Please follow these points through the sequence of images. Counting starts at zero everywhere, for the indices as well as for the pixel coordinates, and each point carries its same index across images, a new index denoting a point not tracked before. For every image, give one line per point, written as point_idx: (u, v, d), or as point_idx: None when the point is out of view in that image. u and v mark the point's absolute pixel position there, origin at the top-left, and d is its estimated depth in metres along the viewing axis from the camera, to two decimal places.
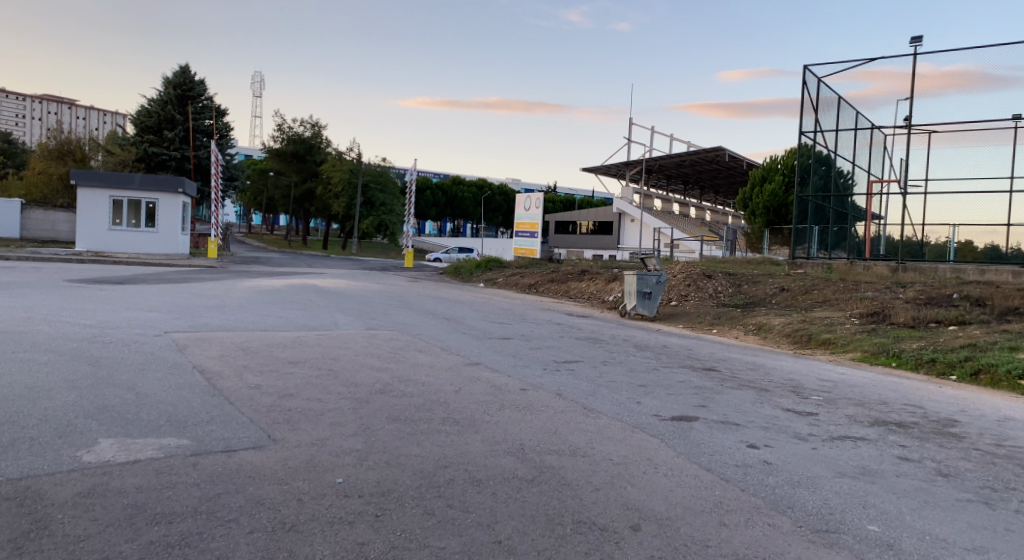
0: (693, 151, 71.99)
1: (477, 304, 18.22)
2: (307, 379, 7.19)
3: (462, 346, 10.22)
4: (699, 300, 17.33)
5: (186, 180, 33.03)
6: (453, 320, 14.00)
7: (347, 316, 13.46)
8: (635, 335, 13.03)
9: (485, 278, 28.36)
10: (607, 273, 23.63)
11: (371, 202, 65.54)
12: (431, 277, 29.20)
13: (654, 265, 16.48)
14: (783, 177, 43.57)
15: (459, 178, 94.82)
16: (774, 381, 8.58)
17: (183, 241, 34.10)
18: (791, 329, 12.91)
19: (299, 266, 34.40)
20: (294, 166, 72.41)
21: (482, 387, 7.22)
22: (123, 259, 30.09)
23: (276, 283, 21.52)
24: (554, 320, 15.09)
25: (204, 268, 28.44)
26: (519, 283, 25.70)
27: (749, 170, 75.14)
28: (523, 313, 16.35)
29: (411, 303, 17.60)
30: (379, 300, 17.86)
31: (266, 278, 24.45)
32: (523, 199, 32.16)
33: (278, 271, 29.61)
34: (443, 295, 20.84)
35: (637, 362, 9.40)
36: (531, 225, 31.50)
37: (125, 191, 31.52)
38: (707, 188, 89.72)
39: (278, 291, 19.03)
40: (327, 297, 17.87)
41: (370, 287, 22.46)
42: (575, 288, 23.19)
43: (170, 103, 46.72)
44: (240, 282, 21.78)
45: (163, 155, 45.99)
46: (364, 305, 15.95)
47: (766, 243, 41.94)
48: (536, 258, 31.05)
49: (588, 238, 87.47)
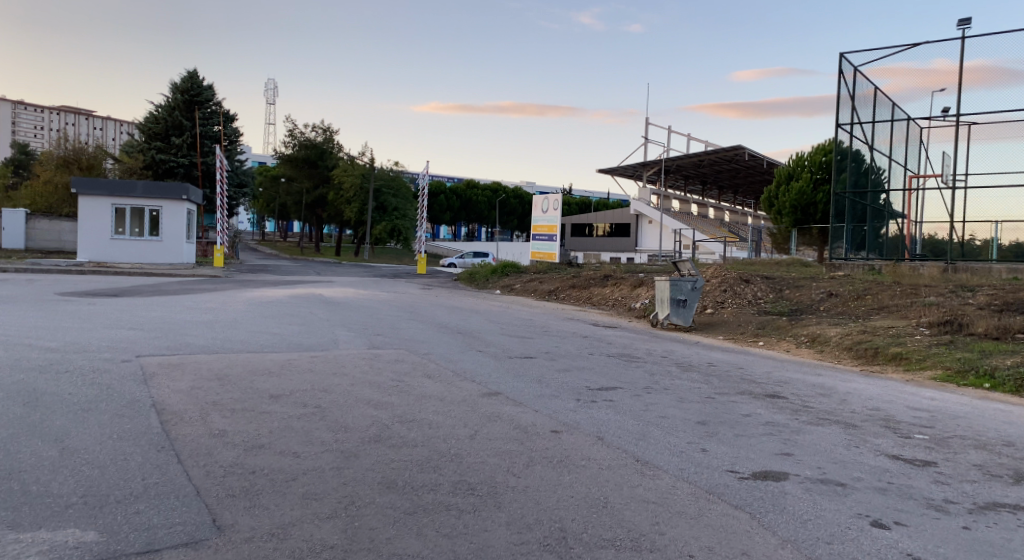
0: (712, 150, 70.27)
1: (494, 315, 16.78)
2: (286, 422, 5.81)
3: (478, 369, 8.81)
4: (738, 308, 15.82)
5: (191, 186, 32.01)
6: (468, 334, 12.59)
7: (350, 332, 12.10)
8: (674, 350, 11.53)
9: (501, 284, 26.96)
10: (631, 279, 22.15)
11: (384, 207, 64.44)
12: (444, 285, 27.86)
13: (688, 270, 15.00)
14: (811, 174, 41.84)
15: (472, 182, 93.60)
16: (857, 412, 7.07)
17: (190, 250, 33.06)
18: (851, 342, 11.39)
19: (309, 274, 33.18)
20: (306, 171, 71.57)
21: (503, 430, 5.79)
22: (126, 270, 29.04)
23: (280, 294, 20.28)
24: (580, 333, 13.62)
25: (208, 278, 27.27)
26: (538, 290, 24.27)
27: (770, 168, 73.19)
28: (544, 324, 14.90)
29: (423, 314, 16.22)
30: (389, 311, 16.50)
31: (270, 287, 23.22)
32: (539, 201, 30.73)
33: (286, 279, 28.37)
34: (457, 304, 19.45)
35: (686, 388, 7.92)
36: (549, 228, 30.09)
37: (128, 199, 30.51)
38: (726, 188, 87.85)
39: (280, 303, 17.74)
40: (332, 309, 16.56)
41: (380, 296, 21.10)
42: (598, 295, 21.74)
43: (178, 108, 46.05)
44: (243, 293, 20.51)
45: (170, 162, 45.20)
46: (370, 318, 14.62)
47: (794, 243, 40.16)
48: (554, 262, 29.61)
49: (605, 241, 85.82)
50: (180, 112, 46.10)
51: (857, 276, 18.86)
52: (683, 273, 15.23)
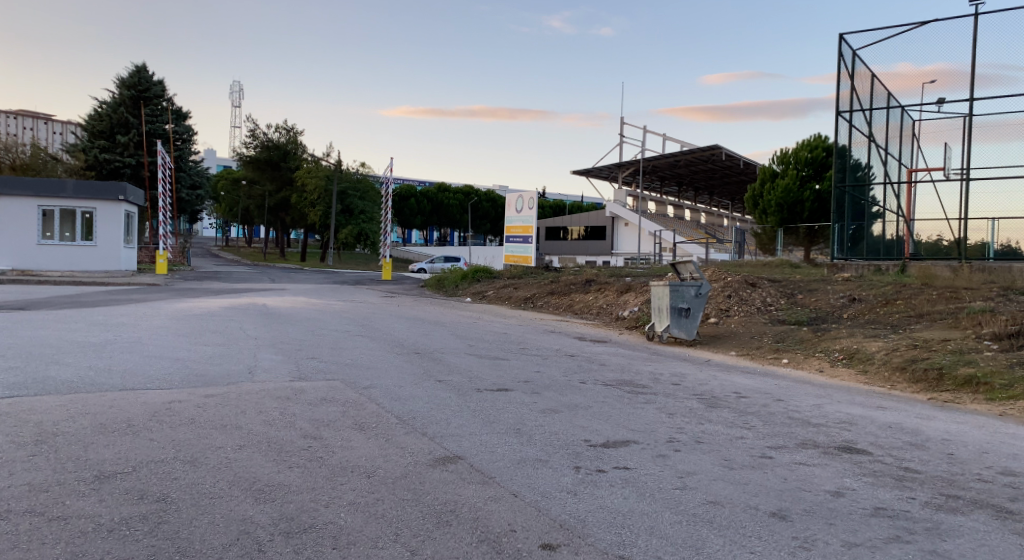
0: (688, 151, 68.97)
1: (462, 327, 14.36)
2: (79, 546, 3.32)
3: (433, 412, 6.39)
4: (747, 318, 13.62)
5: (130, 186, 29.04)
6: (429, 355, 10.15)
7: (278, 355, 9.57)
8: (686, 374, 9.24)
9: (474, 290, 24.61)
10: (618, 283, 19.99)
11: (351, 209, 61.73)
12: (411, 292, 25.42)
13: (691, 274, 12.75)
14: (796, 172, 40.29)
15: (444, 185, 91.01)
16: (987, 478, 4.82)
17: (130, 255, 30.06)
18: (903, 360, 9.20)
19: (262, 282, 30.29)
20: (270, 174, 68.41)
21: (458, 553, 3.37)
22: (53, 279, 26.00)
23: (217, 304, 17.64)
24: (565, 351, 11.26)
25: (145, 288, 24.38)
26: (513, 296, 21.94)
27: (746, 169, 72.04)
28: (523, 340, 12.51)
29: (376, 327, 13.76)
30: (338, 324, 14.00)
31: (210, 297, 20.48)
32: (514, 200, 28.42)
33: (234, 287, 25.62)
34: (422, 315, 17.01)
35: (726, 443, 5.60)
36: (524, 229, 27.80)
37: (57, 200, 27.39)
38: (701, 190, 86.77)
39: (210, 315, 15.08)
40: (272, 322, 14.00)
41: (334, 307, 18.50)
42: (581, 303, 19.43)
43: (124, 105, 42.96)
44: (174, 304, 17.75)
45: (115, 162, 42.01)
46: (313, 334, 12.09)
47: (779, 243, 38.49)
48: (530, 266, 27.30)
49: (580, 244, 83.98)
50: (127, 109, 42.97)
51: (872, 278, 16.87)
52: (685, 276, 12.97)
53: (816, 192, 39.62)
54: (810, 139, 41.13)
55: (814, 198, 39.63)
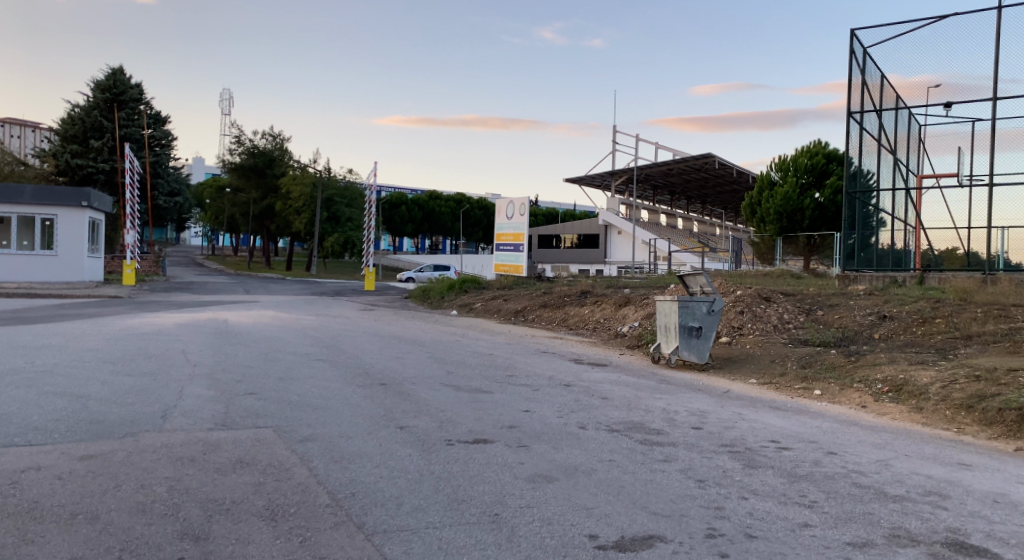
0: (682, 159, 67.66)
1: (442, 348, 12.67)
2: None
3: (383, 484, 4.71)
4: (763, 339, 12.05)
5: (95, 192, 27.25)
6: (397, 387, 8.48)
7: (212, 389, 7.87)
8: (705, 413, 7.60)
9: (459, 302, 22.94)
10: (615, 295, 18.39)
11: (337, 217, 60.00)
12: (392, 304, 23.73)
13: (703, 287, 11.16)
14: (796, 179, 38.96)
15: (435, 193, 89.33)
16: None
17: (95, 265, 28.24)
18: (967, 397, 7.58)
19: (236, 292, 28.47)
20: (255, 181, 66.63)
21: None
22: (8, 291, 24.11)
23: (172, 320, 15.89)
24: (558, 379, 9.60)
25: (105, 300, 22.57)
26: (502, 310, 20.26)
27: (741, 176, 70.80)
28: (510, 364, 10.88)
29: (344, 348, 12.10)
30: (299, 345, 12.33)
31: (170, 311, 18.72)
32: (504, 205, 26.85)
33: (202, 300, 23.81)
34: (399, 332, 15.33)
35: (790, 538, 3.94)
36: (513, 237, 26.16)
37: (14, 206, 25.61)
38: (695, 198, 85.65)
39: (159, 333, 13.34)
40: (224, 342, 12.31)
41: (305, 322, 16.79)
42: (576, 317, 17.80)
43: (98, 108, 41.21)
44: (124, 320, 15.97)
45: (87, 167, 40.18)
46: (266, 359, 10.41)
47: (779, 252, 37.04)
48: (520, 276, 25.66)
49: (572, 252, 82.43)
50: (100, 111, 41.22)
51: (896, 291, 15.33)
52: (695, 290, 11.44)
53: (816, 201, 38.44)
54: (809, 144, 39.81)
55: (815, 207, 38.42)
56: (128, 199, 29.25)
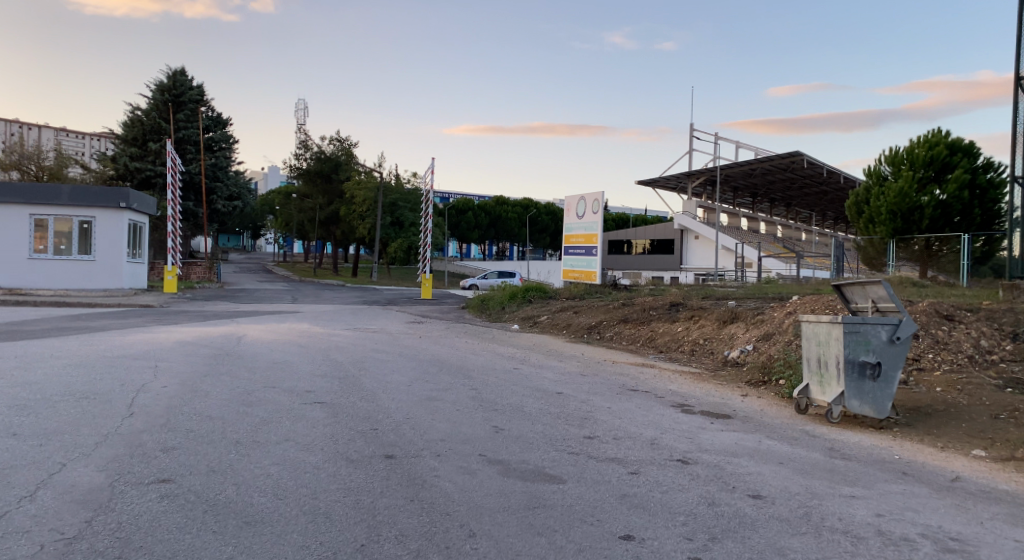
0: (768, 158, 62.64)
1: (495, 382, 9.37)
2: None
3: None
4: (962, 378, 8.23)
5: (136, 193, 25.51)
6: (409, 467, 5.25)
7: (105, 471, 4.79)
8: (972, 550, 3.99)
9: (524, 314, 19.67)
10: (715, 309, 14.75)
11: (400, 222, 58.08)
12: (447, 317, 20.77)
13: (887, 303, 7.54)
14: (912, 173, 33.99)
15: (502, 198, 86.65)
16: None
17: (135, 271, 26.47)
18: None
19: (283, 301, 26.18)
20: (321, 186, 65.61)
21: None
22: (41, 299, 22.49)
23: (177, 337, 13.26)
24: (666, 449, 6.14)
25: (135, 310, 20.46)
26: (573, 324, 16.87)
27: (832, 177, 65.14)
28: (587, 413, 7.52)
29: (365, 382, 8.99)
30: (307, 375, 9.30)
31: (190, 325, 16.21)
32: (574, 203, 23.56)
33: (239, 310, 21.44)
34: (444, 354, 12.14)
35: None
36: (586, 238, 22.77)
37: (50, 208, 24.05)
38: (778, 200, 80.27)
39: (142, 355, 10.62)
40: (213, 369, 9.42)
41: (334, 340, 13.84)
42: (666, 337, 14.24)
43: (158, 110, 40.36)
44: (125, 337, 13.46)
45: (145, 171, 39.31)
46: (245, 402, 7.37)
47: (891, 257, 32.21)
48: (592, 284, 22.24)
49: (646, 259, 78.24)
50: (160, 113, 40.30)
51: None
52: (867, 307, 7.88)
53: (937, 198, 33.40)
54: (927, 135, 34.82)
55: (935, 204, 33.39)
56: (172, 201, 27.49)
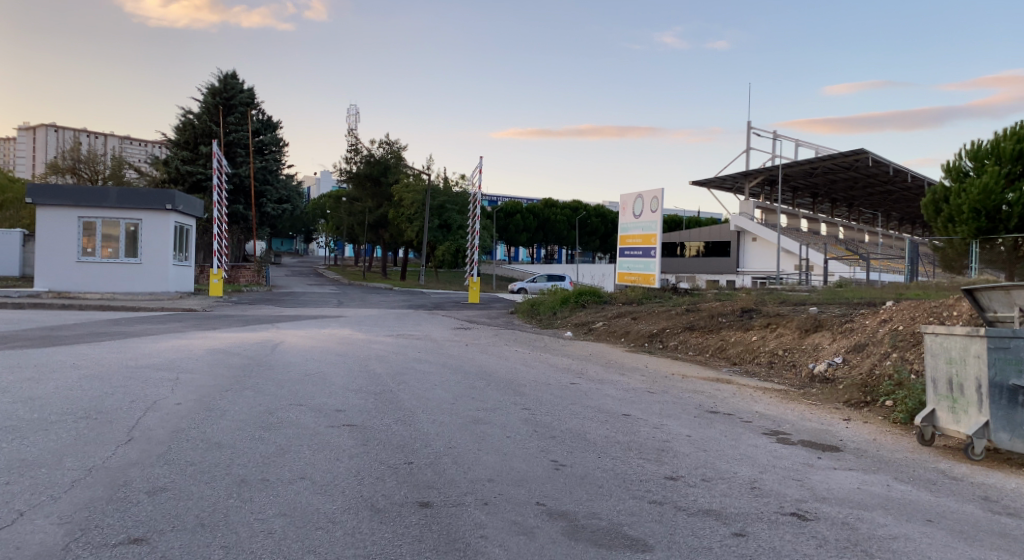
0: (830, 157, 59.78)
1: (550, 401, 8.18)
2: None
3: None
4: None
5: (183, 195, 25.29)
6: (449, 521, 4.12)
7: (67, 525, 3.79)
8: None
9: (578, 319, 18.43)
10: (794, 316, 13.27)
11: (448, 224, 57.49)
12: (495, 322, 19.74)
13: None
14: (997, 168, 31.39)
15: (551, 200, 85.42)
16: None
17: (182, 274, 26.25)
18: None
19: (328, 305, 25.55)
20: (370, 190, 65.59)
21: None
22: (88, 302, 22.32)
23: (210, 344, 12.50)
24: (773, 498, 4.85)
25: (177, 314, 20.06)
26: (632, 331, 15.58)
27: (900, 175, 61.78)
28: (664, 445, 6.26)
29: (404, 399, 7.92)
30: (339, 390, 8.28)
31: (228, 331, 15.52)
32: (631, 201, 22.19)
33: (282, 314, 20.83)
34: (493, 365, 11.01)
35: None
36: (643, 239, 21.39)
37: (98, 211, 23.94)
38: (840, 199, 76.80)
39: (167, 365, 9.82)
40: (238, 382, 8.50)
41: (375, 347, 12.86)
42: (739, 348, 12.87)
43: (209, 114, 40.64)
44: (158, 343, 12.77)
45: (196, 174, 39.55)
46: (263, 425, 6.36)
47: (973, 260, 29.75)
48: (650, 287, 20.85)
49: (699, 262, 75.89)
50: (211, 117, 40.56)
51: None
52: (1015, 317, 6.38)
53: None
54: (1013, 127, 32.16)
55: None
56: (218, 203, 27.23)
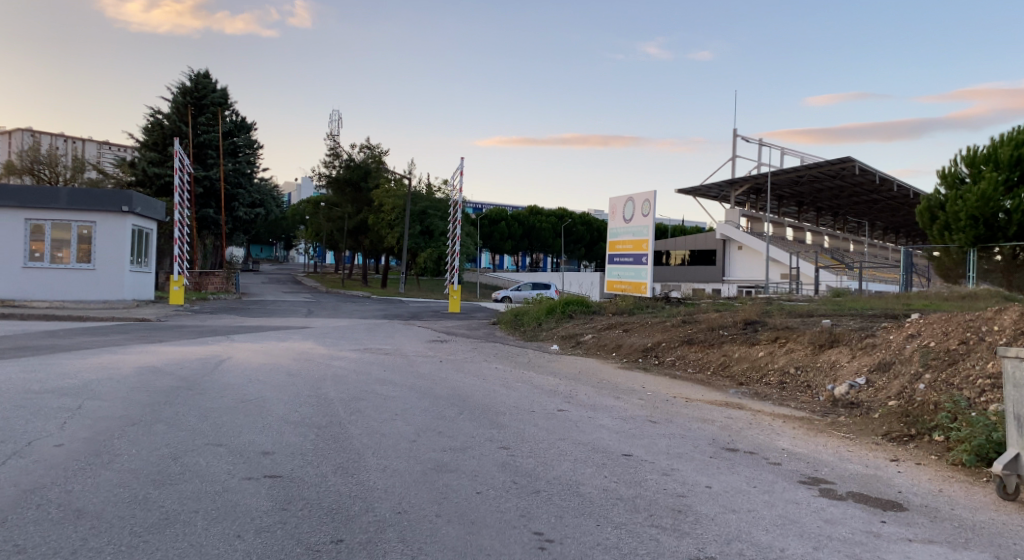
0: (816, 166, 59.08)
1: (535, 436, 6.71)
2: None
3: None
4: None
5: (141, 196, 23.59)
6: None
7: None
8: None
9: (565, 331, 17.01)
10: (804, 330, 11.94)
11: (430, 231, 55.99)
12: (475, 334, 18.30)
13: None
14: (994, 175, 30.41)
15: (536, 208, 84.22)
16: None
17: (140, 281, 24.52)
18: None
19: (298, 314, 23.96)
20: (351, 195, 63.96)
21: None
22: (33, 311, 20.57)
23: (143, 361, 10.92)
24: None
25: (127, 324, 18.37)
26: (624, 344, 14.20)
27: (887, 184, 61.15)
28: (678, 503, 4.81)
29: (353, 437, 6.41)
30: (276, 425, 6.76)
31: (175, 344, 13.94)
32: (621, 205, 20.88)
33: (243, 324, 19.25)
34: (468, 386, 9.53)
35: None
36: (634, 245, 20.05)
37: (48, 212, 22.24)
38: (825, 208, 76.25)
39: (80, 387, 8.28)
40: (154, 413, 6.97)
41: (335, 364, 11.35)
42: (744, 367, 11.50)
43: (179, 113, 38.93)
44: (85, 359, 11.18)
45: (164, 177, 37.79)
46: (156, 478, 4.84)
47: (972, 269, 28.70)
48: (641, 296, 19.50)
49: (685, 270, 74.94)
50: (181, 117, 38.88)
51: None
52: None
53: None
54: (1011, 132, 31.26)
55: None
56: (181, 205, 25.58)
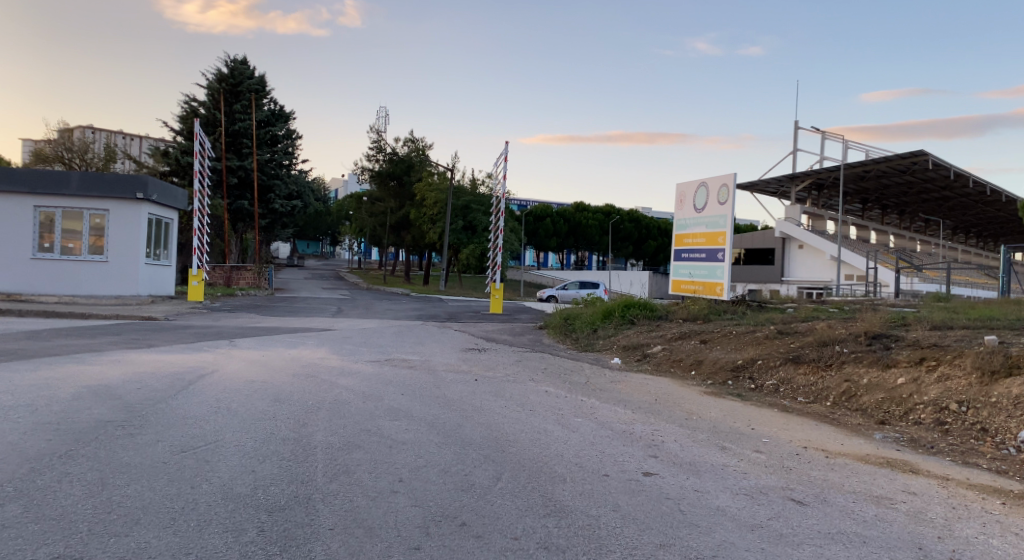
0: (883, 161, 54.65)
1: (623, 540, 4.02)
2: None
3: None
4: None
5: (157, 181, 21.62)
6: None
7: None
8: None
9: (626, 340, 14.25)
10: (959, 350, 8.90)
11: (473, 226, 53.59)
12: (519, 341, 15.69)
13: None
14: None
15: (583, 204, 81.14)
16: None
17: (157, 274, 22.62)
18: None
19: (324, 314, 21.71)
20: (393, 189, 62.11)
21: None
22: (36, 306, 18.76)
23: (97, 376, 8.60)
24: None
25: (128, 323, 16.28)
26: (704, 360, 11.37)
27: (964, 179, 56.10)
28: None
29: (316, 540, 3.80)
30: (201, 508, 4.19)
31: (162, 349, 11.69)
32: (691, 192, 17.97)
33: (257, 325, 16.97)
34: (510, 424, 6.90)
35: None
36: (708, 238, 17.11)
37: (58, 199, 20.45)
38: (892, 205, 71.15)
39: None
40: (23, 479, 4.49)
41: (342, 384, 8.86)
42: (880, 400, 8.55)
43: (214, 101, 37.34)
44: (30, 370, 8.93)
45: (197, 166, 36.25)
46: None
47: None
48: (716, 297, 16.56)
49: (741, 270, 70.98)
50: (216, 104, 37.27)
51: None
52: None
53: None
54: None
55: None
56: (201, 193, 23.61)
